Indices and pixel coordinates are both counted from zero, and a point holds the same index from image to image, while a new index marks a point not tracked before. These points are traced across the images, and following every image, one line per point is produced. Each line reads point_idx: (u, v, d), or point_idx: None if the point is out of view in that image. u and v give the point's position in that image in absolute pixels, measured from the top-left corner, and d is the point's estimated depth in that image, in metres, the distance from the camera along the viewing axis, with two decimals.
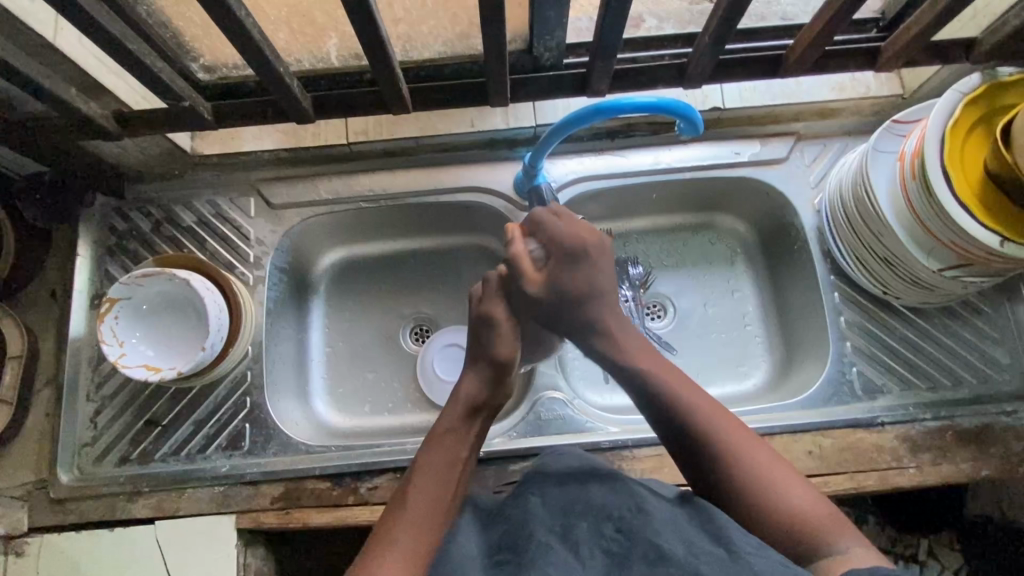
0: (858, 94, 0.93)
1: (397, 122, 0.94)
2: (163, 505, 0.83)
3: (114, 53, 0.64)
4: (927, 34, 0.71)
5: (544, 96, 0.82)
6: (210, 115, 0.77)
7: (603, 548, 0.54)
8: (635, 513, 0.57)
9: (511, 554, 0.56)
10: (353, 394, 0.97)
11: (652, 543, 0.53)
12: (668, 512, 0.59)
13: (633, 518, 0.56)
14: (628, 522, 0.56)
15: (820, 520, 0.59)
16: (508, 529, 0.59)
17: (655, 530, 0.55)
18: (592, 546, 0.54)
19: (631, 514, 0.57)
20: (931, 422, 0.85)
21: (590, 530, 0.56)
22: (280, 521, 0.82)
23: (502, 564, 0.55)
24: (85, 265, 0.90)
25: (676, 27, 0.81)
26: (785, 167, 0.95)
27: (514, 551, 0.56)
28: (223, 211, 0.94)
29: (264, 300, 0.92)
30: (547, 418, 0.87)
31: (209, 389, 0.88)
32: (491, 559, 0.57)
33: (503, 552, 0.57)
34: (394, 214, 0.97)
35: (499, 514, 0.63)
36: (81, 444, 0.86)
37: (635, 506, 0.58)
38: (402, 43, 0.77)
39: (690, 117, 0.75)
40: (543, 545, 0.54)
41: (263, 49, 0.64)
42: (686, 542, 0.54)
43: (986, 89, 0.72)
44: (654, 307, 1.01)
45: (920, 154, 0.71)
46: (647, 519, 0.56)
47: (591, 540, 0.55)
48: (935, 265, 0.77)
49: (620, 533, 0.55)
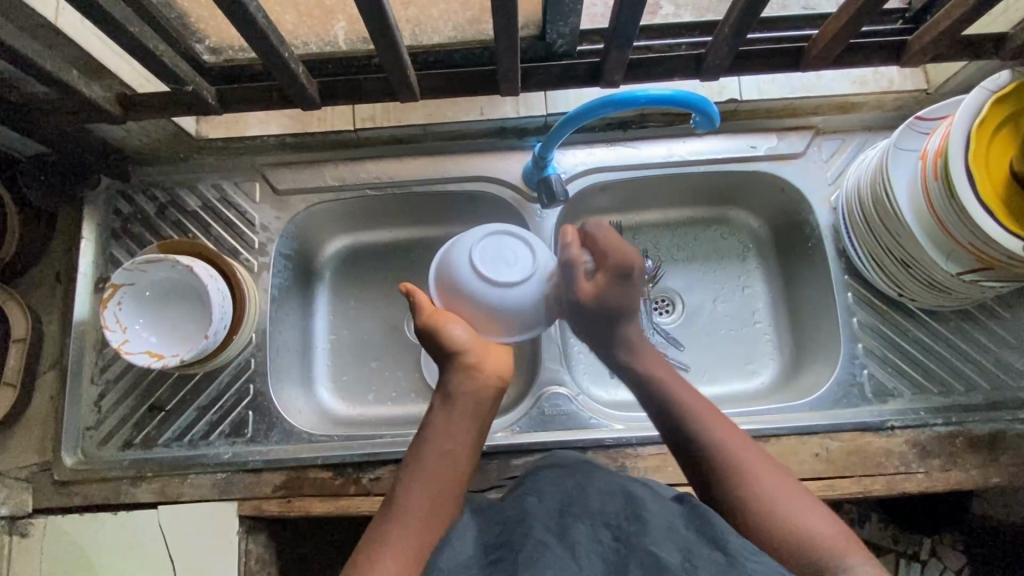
0: (879, 89, 0.90)
1: (405, 108, 0.92)
2: (167, 490, 0.84)
3: (116, 36, 0.62)
4: (956, 28, 0.68)
5: (556, 86, 0.80)
6: (214, 99, 0.75)
7: (599, 555, 0.54)
8: (633, 519, 0.56)
9: (506, 552, 0.55)
10: (356, 383, 0.97)
11: (649, 551, 0.53)
12: (665, 514, 0.58)
13: (631, 525, 0.56)
14: (625, 530, 0.55)
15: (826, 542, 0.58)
16: (505, 527, 0.58)
17: (653, 537, 0.54)
18: (589, 551, 0.54)
19: (628, 521, 0.56)
20: (942, 428, 0.83)
21: (588, 534, 0.55)
22: (281, 509, 0.82)
23: (498, 563, 0.55)
24: (90, 248, 0.90)
25: (694, 15, 0.78)
26: (801, 162, 0.92)
27: (512, 549, 0.55)
28: (228, 196, 0.93)
29: (268, 286, 0.91)
30: (550, 414, 0.86)
31: (213, 375, 0.87)
32: (487, 558, 0.56)
33: (497, 551, 0.56)
34: (400, 202, 0.96)
35: (495, 514, 0.62)
36: (84, 428, 0.86)
37: (632, 512, 0.57)
38: (412, 27, 0.75)
39: (706, 111, 0.72)
40: (540, 546, 0.53)
41: (268, 34, 0.62)
42: (683, 549, 0.53)
43: (1015, 87, 0.69)
44: (662, 302, 1.00)
45: (943, 154, 0.69)
46: (645, 525, 0.55)
47: (588, 543, 0.54)
48: (953, 269, 0.75)
49: (617, 541, 0.55)
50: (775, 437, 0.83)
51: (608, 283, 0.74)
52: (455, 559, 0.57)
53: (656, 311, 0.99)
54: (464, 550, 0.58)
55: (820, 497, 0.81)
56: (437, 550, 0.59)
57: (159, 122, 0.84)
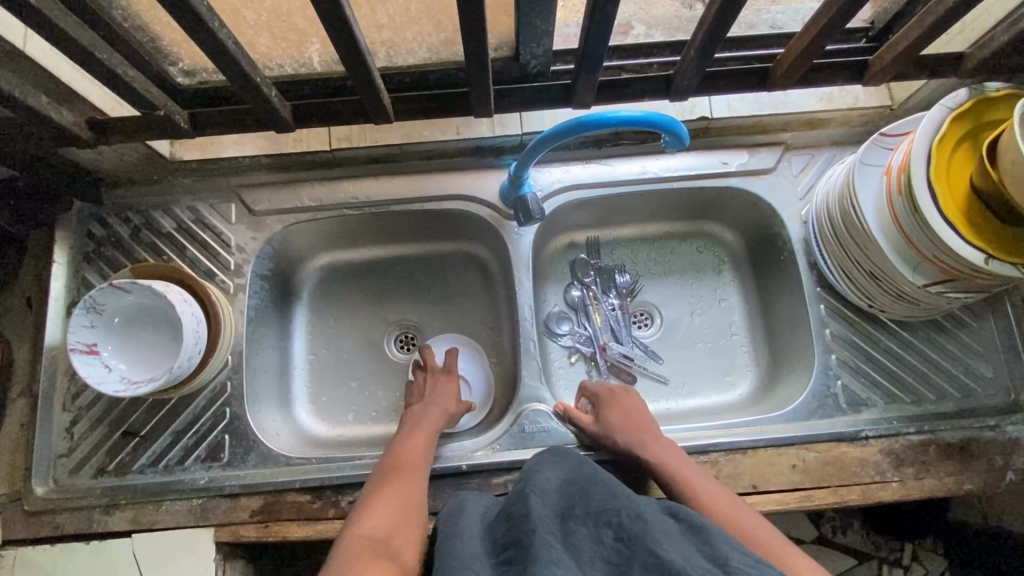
0: (846, 105, 0.92)
1: (381, 128, 0.92)
2: (141, 518, 0.82)
3: (84, 63, 0.62)
4: (915, 48, 0.70)
5: (530, 106, 0.81)
6: (187, 123, 0.75)
7: (602, 557, 0.56)
8: (634, 519, 0.58)
9: (514, 552, 0.55)
10: (336, 403, 0.96)
11: (649, 550, 0.54)
12: (664, 524, 0.59)
13: (632, 524, 0.58)
14: (627, 529, 0.58)
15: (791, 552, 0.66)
16: (511, 525, 0.59)
17: (654, 536, 0.56)
18: (592, 554, 0.56)
19: (630, 520, 0.58)
20: (915, 436, 0.85)
21: (590, 537, 0.58)
22: (258, 534, 0.81)
23: (507, 561, 0.55)
24: (62, 272, 0.89)
25: (665, 35, 0.82)
26: (772, 177, 0.94)
27: (518, 547, 0.55)
28: (204, 218, 0.92)
29: (245, 308, 0.90)
30: (530, 431, 0.86)
31: (188, 399, 0.86)
32: (497, 558, 0.56)
33: (505, 552, 0.56)
34: (379, 221, 0.96)
35: (500, 514, 0.63)
36: (55, 456, 0.84)
37: (633, 511, 0.60)
38: (386, 49, 0.75)
39: (676, 131, 0.73)
40: (545, 541, 0.54)
41: (239, 58, 0.62)
42: (684, 552, 0.54)
43: (971, 106, 0.71)
44: (641, 316, 1.01)
45: (906, 169, 0.71)
46: (646, 525, 0.57)
47: (591, 548, 0.57)
48: (919, 281, 0.76)
49: (619, 541, 0.57)
50: (752, 449, 0.84)
51: (603, 406, 0.85)
52: (466, 554, 0.56)
53: (635, 325, 1.01)
54: (474, 545, 0.58)
55: (799, 508, 0.82)
56: (444, 548, 0.58)
57: (132, 145, 0.84)
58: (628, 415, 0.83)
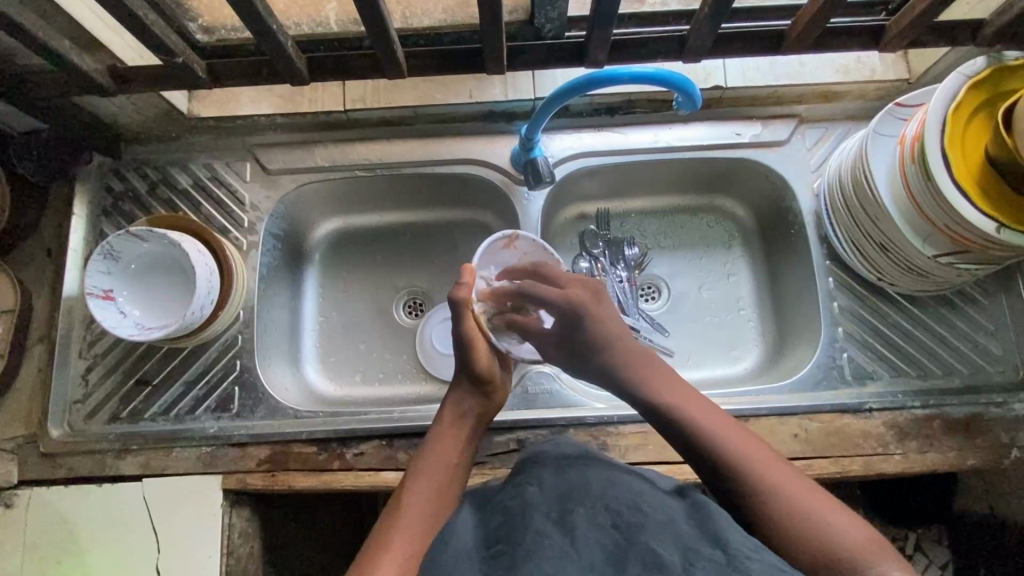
0: (862, 77, 0.91)
1: (396, 89, 0.93)
2: (151, 463, 0.84)
3: (107, 5, 0.63)
4: (933, 12, 0.69)
5: (543, 66, 0.81)
6: (205, 74, 0.76)
7: (599, 543, 0.52)
8: (634, 510, 0.55)
9: (506, 547, 0.53)
10: (344, 363, 0.98)
11: (648, 547, 0.51)
12: (667, 510, 0.56)
13: (631, 515, 0.54)
14: (626, 519, 0.54)
15: (800, 493, 0.59)
16: (506, 519, 0.56)
17: (653, 533, 0.52)
18: (589, 538, 0.52)
19: (630, 510, 0.55)
20: (920, 410, 0.84)
21: (587, 519, 0.54)
22: (265, 483, 0.82)
23: (499, 556, 0.53)
24: (82, 225, 0.91)
25: (682, 3, 0.78)
26: (785, 150, 0.94)
27: (511, 543, 0.53)
28: (219, 175, 0.94)
29: (258, 265, 0.91)
30: (534, 392, 0.87)
31: (199, 351, 0.88)
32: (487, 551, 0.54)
33: (497, 544, 0.54)
34: (392, 184, 0.97)
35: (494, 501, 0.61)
36: (71, 401, 0.87)
37: (633, 501, 0.56)
38: (402, 7, 0.77)
39: (688, 92, 0.73)
40: (539, 539, 0.52)
41: (257, 3, 0.63)
42: (683, 544, 0.51)
43: (989, 73, 0.70)
44: (649, 289, 1.01)
45: (921, 138, 0.70)
46: (646, 517, 0.54)
47: (588, 530, 0.53)
48: (930, 251, 0.76)
49: (617, 529, 0.53)
50: (754, 417, 0.84)
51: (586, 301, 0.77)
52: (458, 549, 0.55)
53: (642, 298, 1.01)
54: (467, 540, 0.56)
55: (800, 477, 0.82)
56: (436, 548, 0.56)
57: (151, 99, 0.85)
58: (608, 322, 0.76)
